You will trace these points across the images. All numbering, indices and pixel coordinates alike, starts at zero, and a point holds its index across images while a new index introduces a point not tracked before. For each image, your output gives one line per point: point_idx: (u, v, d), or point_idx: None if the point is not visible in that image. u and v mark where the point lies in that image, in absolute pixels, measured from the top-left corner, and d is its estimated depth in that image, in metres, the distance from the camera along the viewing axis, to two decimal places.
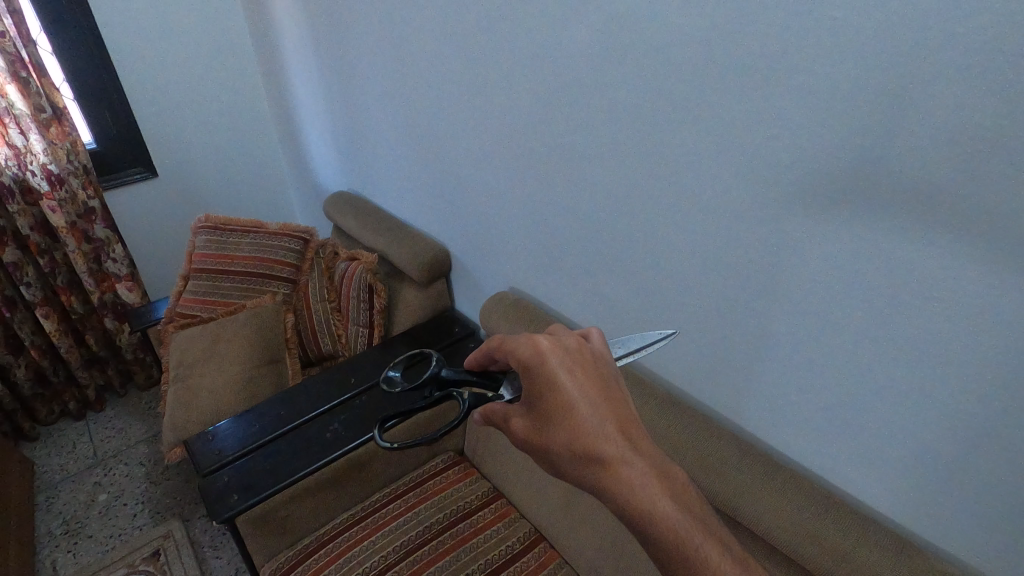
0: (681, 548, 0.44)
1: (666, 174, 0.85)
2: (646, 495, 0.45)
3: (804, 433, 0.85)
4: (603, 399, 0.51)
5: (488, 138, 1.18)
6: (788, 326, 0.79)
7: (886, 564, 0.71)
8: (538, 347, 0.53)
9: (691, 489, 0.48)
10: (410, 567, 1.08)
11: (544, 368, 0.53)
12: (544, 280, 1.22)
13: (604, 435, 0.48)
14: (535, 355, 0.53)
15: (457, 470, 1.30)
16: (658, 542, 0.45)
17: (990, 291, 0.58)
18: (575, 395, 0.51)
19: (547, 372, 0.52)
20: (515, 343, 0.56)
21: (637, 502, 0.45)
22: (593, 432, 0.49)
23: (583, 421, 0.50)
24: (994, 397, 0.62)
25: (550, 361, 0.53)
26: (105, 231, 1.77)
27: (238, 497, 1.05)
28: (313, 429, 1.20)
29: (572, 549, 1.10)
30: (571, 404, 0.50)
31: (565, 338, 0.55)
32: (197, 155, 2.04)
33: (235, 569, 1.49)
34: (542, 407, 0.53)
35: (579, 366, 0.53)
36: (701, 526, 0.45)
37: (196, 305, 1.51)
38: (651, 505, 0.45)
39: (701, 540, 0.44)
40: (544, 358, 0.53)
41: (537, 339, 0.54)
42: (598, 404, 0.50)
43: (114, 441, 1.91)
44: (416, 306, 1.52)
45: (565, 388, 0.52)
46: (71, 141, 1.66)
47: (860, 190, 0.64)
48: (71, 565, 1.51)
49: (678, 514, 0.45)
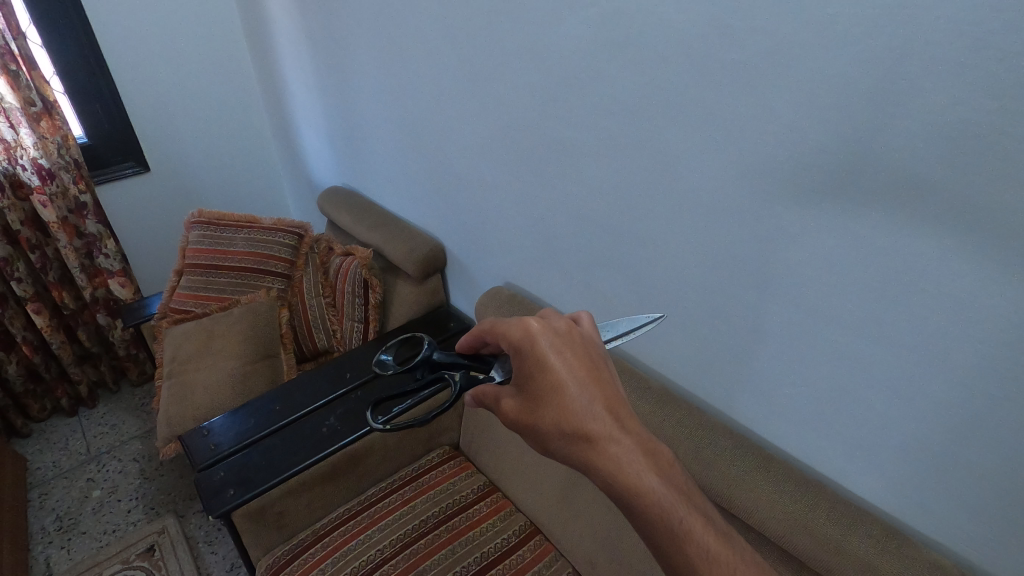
0: (664, 518, 0.48)
1: (662, 169, 0.85)
2: (630, 468, 0.50)
3: (797, 426, 0.85)
4: (591, 380, 0.56)
5: (483, 133, 1.18)
6: (782, 320, 0.79)
7: (878, 555, 0.72)
8: (529, 329, 0.59)
9: (674, 464, 0.52)
10: (405, 560, 1.08)
11: (535, 350, 0.58)
12: (540, 275, 1.22)
13: (591, 414, 0.53)
14: (527, 340, 0.59)
15: (453, 464, 1.30)
16: (642, 511, 0.49)
17: (983, 286, 0.59)
18: (565, 376, 0.56)
19: (537, 354, 0.58)
20: (508, 327, 0.61)
21: (621, 473, 0.50)
22: (580, 409, 0.54)
23: (572, 401, 0.55)
24: (986, 391, 0.62)
25: (540, 342, 0.58)
26: (98, 227, 1.75)
27: (233, 492, 1.04)
28: (308, 424, 1.19)
29: (567, 542, 1.11)
30: (560, 383, 0.56)
31: (554, 322, 0.60)
32: (189, 150, 2.02)
33: (231, 563, 1.50)
34: (533, 386, 0.58)
35: (567, 348, 0.58)
36: (682, 498, 0.49)
37: (190, 301, 1.49)
38: (635, 477, 0.50)
39: (682, 511, 0.49)
40: (534, 340, 0.58)
41: (528, 322, 0.59)
42: (586, 383, 0.55)
43: (107, 437, 1.90)
44: (412, 302, 1.52)
45: (555, 369, 0.57)
46: (62, 135, 1.64)
47: (855, 185, 0.64)
48: (65, 561, 1.51)
49: (661, 486, 0.50)
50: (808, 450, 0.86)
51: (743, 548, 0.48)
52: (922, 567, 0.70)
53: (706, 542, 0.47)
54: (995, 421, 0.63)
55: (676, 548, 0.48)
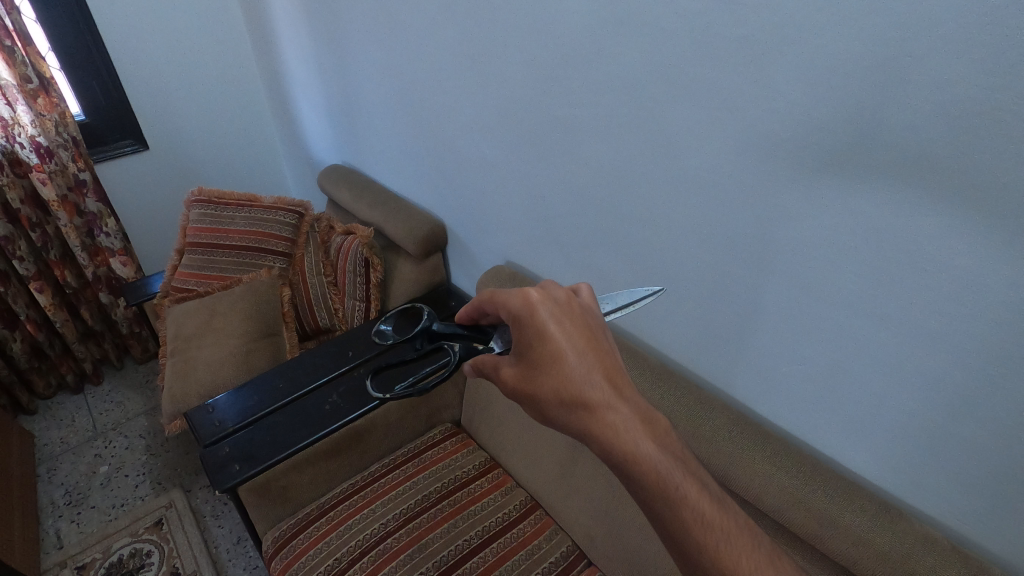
0: (661, 485, 0.49)
1: (663, 148, 0.84)
2: (629, 436, 0.51)
3: (794, 403, 0.86)
4: (590, 348, 0.56)
5: (484, 110, 1.17)
6: (782, 298, 0.79)
7: (872, 528, 0.74)
8: (528, 300, 0.58)
9: (671, 433, 0.53)
10: (409, 534, 1.10)
11: (534, 319, 0.58)
12: (541, 253, 1.22)
13: (591, 383, 0.54)
14: (527, 308, 0.58)
15: (454, 441, 1.32)
16: (639, 478, 0.50)
17: (982, 266, 0.59)
18: (564, 346, 0.56)
19: (537, 323, 0.58)
20: (508, 297, 0.61)
21: (620, 442, 0.51)
22: (579, 378, 0.54)
23: (572, 370, 0.55)
24: (982, 369, 0.63)
25: (539, 312, 0.58)
26: (98, 205, 1.76)
27: (239, 467, 1.06)
28: (311, 401, 1.20)
29: (567, 516, 1.13)
30: (559, 353, 0.56)
31: (554, 292, 0.60)
32: (187, 128, 2.00)
33: (237, 536, 1.53)
34: (532, 355, 0.58)
35: (567, 317, 0.58)
36: (679, 465, 0.50)
37: (192, 280, 1.51)
38: (633, 446, 0.51)
39: (679, 477, 0.50)
40: (533, 309, 0.58)
41: (528, 291, 0.59)
42: (585, 352, 0.56)
43: (113, 413, 1.92)
44: (413, 280, 1.51)
45: (554, 339, 0.57)
46: (60, 113, 1.63)
47: (857, 163, 0.64)
48: (76, 534, 1.54)
49: (658, 454, 0.51)
50: (805, 425, 0.87)
51: (740, 520, 0.49)
52: (914, 540, 0.72)
53: (702, 507, 0.49)
54: (990, 397, 0.64)
55: (674, 512, 0.49)
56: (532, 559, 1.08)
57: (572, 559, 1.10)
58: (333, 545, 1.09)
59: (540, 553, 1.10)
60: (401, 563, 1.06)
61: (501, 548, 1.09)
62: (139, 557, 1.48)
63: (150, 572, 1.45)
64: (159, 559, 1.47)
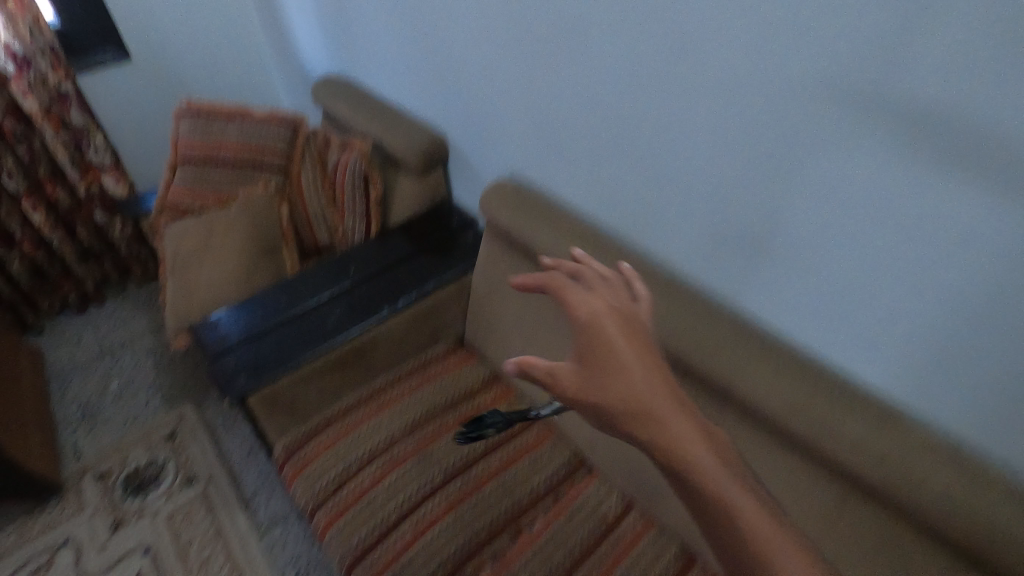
0: (668, 442, 0.47)
1: (681, 44, 0.79)
2: (641, 391, 0.49)
3: (800, 312, 0.85)
4: (619, 318, 0.55)
5: (487, 10, 1.09)
6: (796, 200, 0.76)
7: (872, 433, 0.74)
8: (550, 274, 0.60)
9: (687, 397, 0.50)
10: (415, 442, 1.14)
11: (557, 283, 0.59)
12: (546, 166, 1.18)
13: (607, 339, 0.53)
14: (551, 282, 0.59)
15: (458, 356, 1.33)
16: (646, 437, 0.48)
17: (1011, 155, 0.56)
18: (580, 303, 0.56)
19: (559, 286, 0.59)
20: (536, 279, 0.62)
21: (632, 398, 0.49)
22: (596, 319, 0.55)
23: (588, 319, 0.55)
24: (995, 267, 0.61)
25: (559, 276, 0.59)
26: (83, 119, 1.70)
27: (245, 379, 1.09)
28: (314, 317, 1.22)
29: (569, 426, 1.16)
30: (574, 306, 0.57)
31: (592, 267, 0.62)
32: (173, 38, 1.90)
33: (249, 447, 1.58)
34: None
35: (597, 286, 0.59)
36: (687, 418, 0.47)
37: (187, 196, 1.47)
38: (644, 401, 0.49)
39: (678, 424, 0.47)
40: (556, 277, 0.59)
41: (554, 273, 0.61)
42: (604, 312, 0.55)
43: (119, 332, 1.94)
44: (411, 196, 1.48)
45: (573, 302, 0.57)
46: (32, 16, 1.52)
47: (889, 47, 0.60)
48: (91, 445, 1.59)
49: (671, 410, 0.48)
50: (811, 335, 0.85)
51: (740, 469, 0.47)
52: (915, 443, 0.72)
53: (701, 458, 0.46)
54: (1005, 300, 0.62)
55: (676, 464, 0.46)
56: (535, 466, 1.12)
57: (573, 466, 1.14)
58: (342, 452, 1.13)
59: (542, 460, 1.13)
60: (408, 468, 1.10)
61: (505, 456, 1.13)
62: (155, 466, 1.54)
63: (167, 480, 1.51)
64: (174, 468, 1.53)
